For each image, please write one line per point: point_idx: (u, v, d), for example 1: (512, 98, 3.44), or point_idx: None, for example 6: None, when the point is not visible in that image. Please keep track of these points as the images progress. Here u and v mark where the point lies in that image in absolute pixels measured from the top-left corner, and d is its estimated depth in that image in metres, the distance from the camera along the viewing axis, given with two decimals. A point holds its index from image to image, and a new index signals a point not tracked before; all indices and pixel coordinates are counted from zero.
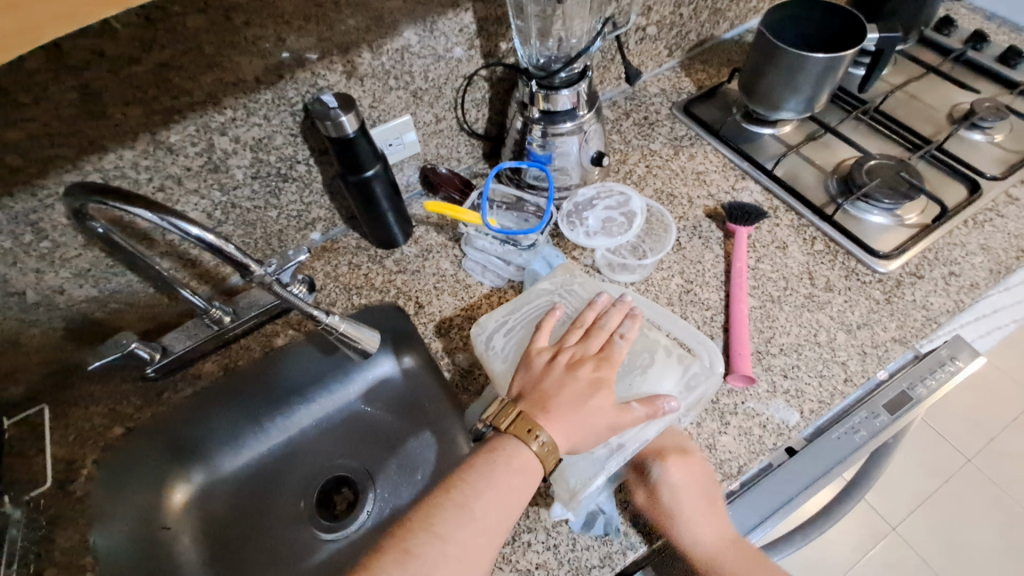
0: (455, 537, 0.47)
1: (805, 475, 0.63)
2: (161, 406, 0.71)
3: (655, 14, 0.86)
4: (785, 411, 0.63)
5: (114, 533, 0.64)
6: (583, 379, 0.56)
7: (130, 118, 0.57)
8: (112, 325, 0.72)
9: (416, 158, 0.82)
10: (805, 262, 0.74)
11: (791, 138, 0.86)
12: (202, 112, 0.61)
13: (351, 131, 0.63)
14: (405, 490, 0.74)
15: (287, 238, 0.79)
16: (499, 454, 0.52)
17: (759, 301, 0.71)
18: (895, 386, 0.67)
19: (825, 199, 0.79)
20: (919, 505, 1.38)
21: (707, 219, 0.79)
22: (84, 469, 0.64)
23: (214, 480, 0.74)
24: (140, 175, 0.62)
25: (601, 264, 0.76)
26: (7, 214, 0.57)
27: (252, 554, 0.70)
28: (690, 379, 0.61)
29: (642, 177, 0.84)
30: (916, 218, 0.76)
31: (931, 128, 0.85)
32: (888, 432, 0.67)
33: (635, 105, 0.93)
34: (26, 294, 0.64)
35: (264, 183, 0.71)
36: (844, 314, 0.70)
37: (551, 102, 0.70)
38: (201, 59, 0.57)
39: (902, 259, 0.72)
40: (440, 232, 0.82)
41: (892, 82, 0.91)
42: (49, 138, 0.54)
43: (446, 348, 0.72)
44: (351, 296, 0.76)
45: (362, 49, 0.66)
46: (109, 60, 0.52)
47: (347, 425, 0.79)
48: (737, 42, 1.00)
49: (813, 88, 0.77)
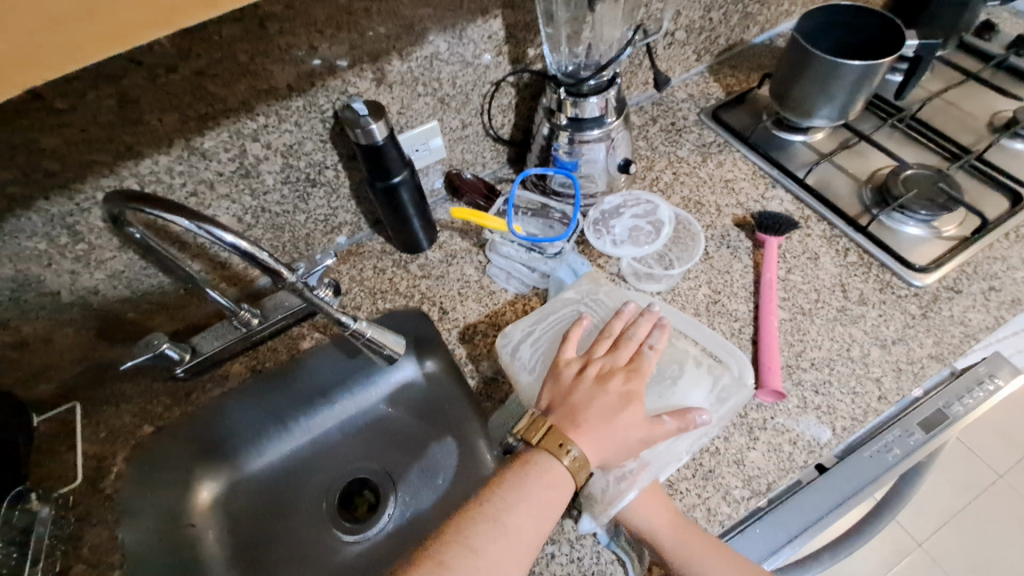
0: (488, 551, 0.46)
1: (836, 493, 0.61)
2: (190, 406, 0.72)
3: (684, 19, 0.85)
4: (816, 428, 0.62)
5: (142, 535, 0.65)
6: (613, 392, 0.56)
7: (166, 124, 0.58)
8: (143, 324, 0.74)
9: (441, 163, 0.82)
10: (838, 274, 0.72)
11: (824, 145, 0.85)
12: (235, 119, 0.62)
13: (380, 138, 0.63)
14: (426, 494, 0.74)
15: (313, 242, 0.79)
16: (531, 467, 0.52)
17: (789, 313, 0.70)
18: (930, 404, 0.65)
19: (858, 209, 0.77)
20: (946, 521, 1.35)
21: (736, 228, 0.78)
22: (115, 467, 0.67)
23: (240, 479, 0.75)
24: (174, 180, 0.63)
25: (626, 272, 0.75)
26: (45, 216, 0.58)
27: (276, 554, 0.71)
28: (721, 391, 0.60)
29: (669, 185, 0.83)
30: (954, 230, 0.73)
31: (970, 137, 0.82)
32: (922, 451, 0.65)
33: (662, 110, 0.92)
34: (60, 294, 0.65)
35: (293, 188, 0.72)
36: (879, 329, 0.68)
37: (578, 109, 0.70)
38: (236, 67, 0.57)
39: (939, 273, 0.70)
40: (464, 238, 0.82)
41: (929, 89, 0.89)
42: (88, 143, 0.55)
43: (470, 355, 0.72)
44: (376, 301, 0.77)
45: (392, 57, 0.66)
46: (147, 68, 0.53)
47: (370, 427, 0.79)
48: (767, 47, 0.99)
49: (847, 95, 0.75)
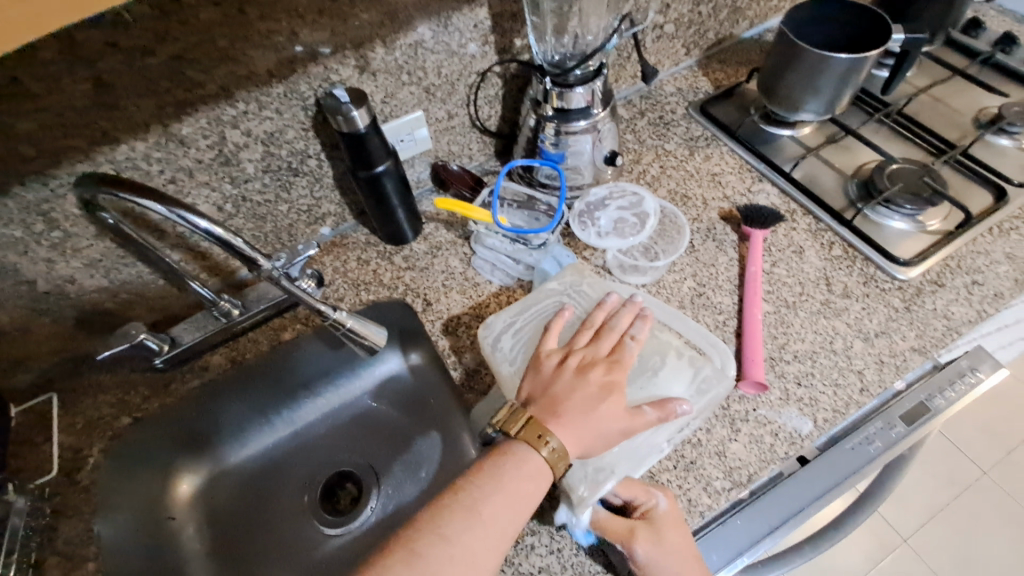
0: (462, 540, 0.46)
1: (817, 485, 0.61)
2: (169, 397, 0.71)
3: (673, 12, 0.85)
4: (798, 420, 0.62)
5: (114, 526, 0.64)
6: (594, 383, 0.55)
7: (143, 110, 0.57)
8: (122, 315, 0.73)
9: (427, 154, 0.82)
10: (823, 267, 0.72)
11: (811, 140, 0.85)
12: (215, 105, 0.61)
13: (363, 126, 0.62)
14: (409, 488, 0.74)
15: (297, 232, 0.79)
16: (508, 457, 0.51)
17: (773, 306, 0.70)
18: (912, 396, 0.65)
19: (844, 204, 0.77)
20: (931, 516, 1.36)
21: (722, 222, 0.78)
22: (90, 458, 0.67)
23: (219, 472, 0.74)
24: (152, 167, 0.62)
25: (612, 265, 0.75)
26: (19, 203, 0.57)
27: (257, 548, 0.70)
28: (701, 382, 0.60)
29: (656, 178, 0.82)
30: (939, 224, 0.73)
31: (956, 132, 0.82)
32: (904, 444, 0.65)
33: (651, 104, 0.91)
34: (36, 283, 0.64)
35: (275, 177, 0.71)
36: (862, 322, 0.68)
37: (564, 101, 0.69)
38: (214, 52, 0.56)
39: (923, 266, 0.70)
40: (450, 229, 0.82)
41: (916, 84, 0.89)
42: (62, 128, 0.54)
43: (454, 347, 0.72)
44: (360, 292, 0.76)
45: (375, 44, 0.65)
46: (122, 51, 0.52)
47: (353, 419, 0.79)
48: (756, 41, 0.98)
49: (834, 90, 0.75)
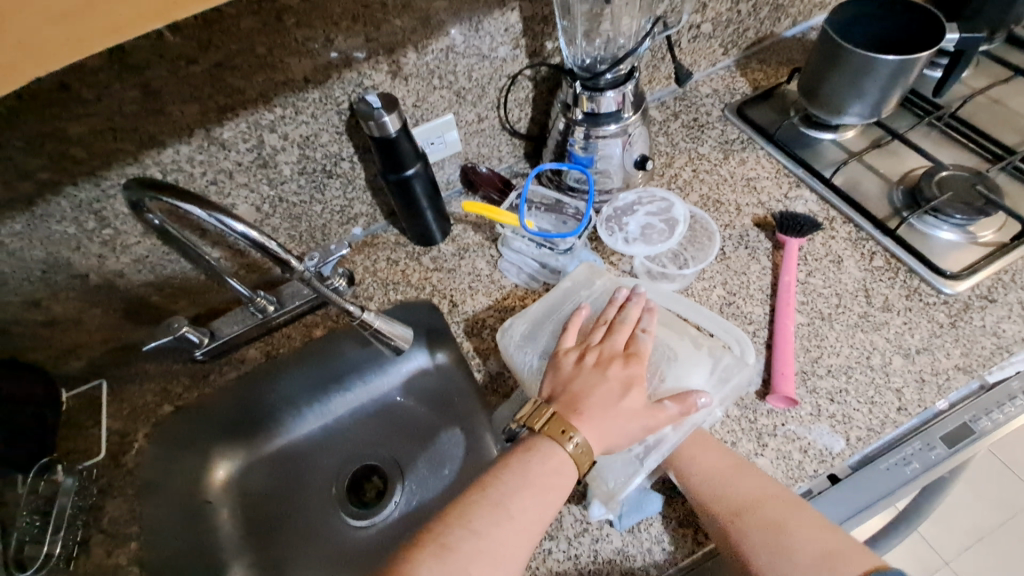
0: (491, 533, 0.46)
1: (850, 505, 0.58)
2: (207, 387, 0.75)
3: (711, 11, 0.82)
4: (830, 437, 0.60)
5: (157, 510, 0.68)
6: (613, 378, 0.55)
7: (187, 115, 0.60)
8: (166, 308, 0.77)
9: (457, 157, 0.82)
10: (862, 278, 0.69)
11: (854, 144, 0.81)
12: (253, 110, 0.63)
13: (393, 130, 0.63)
14: (433, 483, 0.75)
15: (330, 232, 0.81)
16: (534, 454, 0.51)
17: (807, 318, 0.67)
18: (955, 417, 0.61)
19: (887, 212, 0.74)
20: (976, 540, 1.29)
21: (756, 229, 0.76)
22: (136, 442, 0.71)
23: (254, 461, 0.77)
24: (195, 169, 0.64)
25: (639, 271, 0.74)
26: (72, 202, 0.61)
27: (287, 535, 0.73)
28: (722, 371, 0.59)
29: (688, 182, 0.81)
30: (992, 235, 0.69)
31: (1015, 137, 0.78)
32: (944, 467, 0.61)
33: (685, 106, 0.89)
34: (88, 277, 0.68)
35: (310, 178, 0.73)
36: (902, 337, 0.65)
37: (594, 104, 0.68)
38: (254, 60, 0.59)
39: (972, 280, 0.66)
40: (477, 231, 0.82)
41: (972, 85, 0.84)
42: (112, 131, 0.57)
43: (478, 348, 0.72)
44: (388, 291, 0.78)
45: (407, 49, 0.66)
46: (168, 60, 0.55)
47: (378, 414, 0.80)
48: (799, 40, 0.95)
49: (881, 91, 0.71)
